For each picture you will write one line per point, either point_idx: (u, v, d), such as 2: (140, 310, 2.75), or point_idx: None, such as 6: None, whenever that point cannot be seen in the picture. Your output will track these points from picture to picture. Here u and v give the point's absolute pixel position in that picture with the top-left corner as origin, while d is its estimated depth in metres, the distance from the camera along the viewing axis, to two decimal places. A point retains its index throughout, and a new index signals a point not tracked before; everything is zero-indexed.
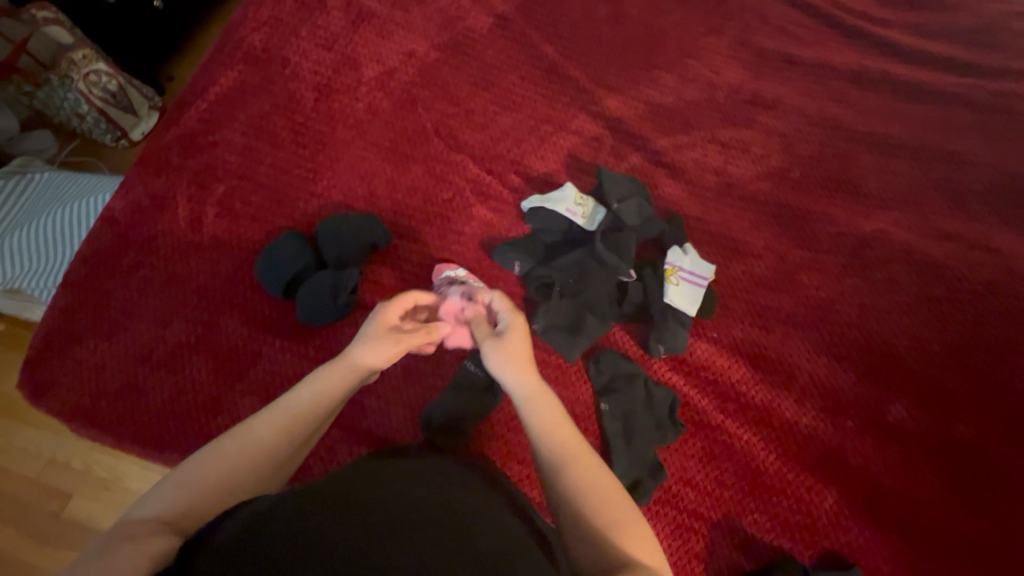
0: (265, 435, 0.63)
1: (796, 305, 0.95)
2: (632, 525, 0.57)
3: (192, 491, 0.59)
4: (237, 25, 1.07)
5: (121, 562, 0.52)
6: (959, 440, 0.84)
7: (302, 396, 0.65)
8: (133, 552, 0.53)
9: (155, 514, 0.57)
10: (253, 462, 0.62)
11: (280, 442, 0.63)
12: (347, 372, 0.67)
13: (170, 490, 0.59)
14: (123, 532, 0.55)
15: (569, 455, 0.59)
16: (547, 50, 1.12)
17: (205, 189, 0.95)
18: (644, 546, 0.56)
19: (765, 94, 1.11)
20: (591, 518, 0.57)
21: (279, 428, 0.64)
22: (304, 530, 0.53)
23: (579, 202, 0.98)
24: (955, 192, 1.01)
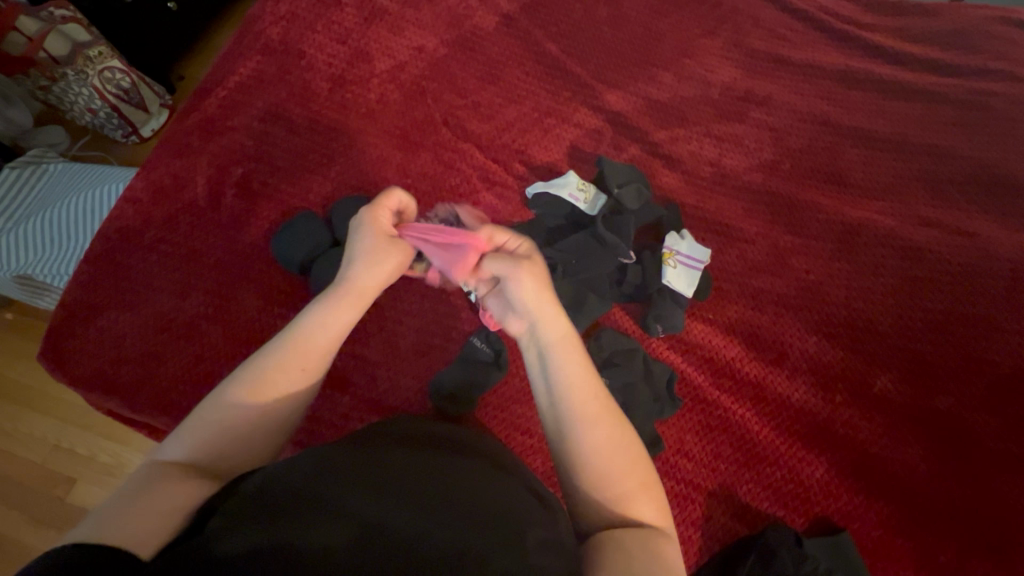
0: (275, 373, 0.65)
1: (785, 285, 0.99)
2: (640, 484, 0.62)
3: (213, 435, 0.62)
4: (256, 19, 1.12)
5: (147, 515, 0.54)
6: (941, 410, 0.89)
7: (311, 333, 0.68)
8: (157, 504, 0.55)
9: (185, 457, 0.60)
10: (266, 406, 0.64)
11: (290, 382, 0.66)
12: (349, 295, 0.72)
13: (192, 436, 0.62)
14: (154, 474, 0.58)
15: (589, 414, 0.63)
16: (551, 48, 1.18)
17: (224, 171, 1.00)
18: (647, 504, 0.62)
19: (757, 91, 1.17)
20: (604, 474, 0.62)
21: (288, 368, 0.65)
22: (333, 498, 0.56)
23: (581, 187, 1.02)
24: (935, 182, 1.07)
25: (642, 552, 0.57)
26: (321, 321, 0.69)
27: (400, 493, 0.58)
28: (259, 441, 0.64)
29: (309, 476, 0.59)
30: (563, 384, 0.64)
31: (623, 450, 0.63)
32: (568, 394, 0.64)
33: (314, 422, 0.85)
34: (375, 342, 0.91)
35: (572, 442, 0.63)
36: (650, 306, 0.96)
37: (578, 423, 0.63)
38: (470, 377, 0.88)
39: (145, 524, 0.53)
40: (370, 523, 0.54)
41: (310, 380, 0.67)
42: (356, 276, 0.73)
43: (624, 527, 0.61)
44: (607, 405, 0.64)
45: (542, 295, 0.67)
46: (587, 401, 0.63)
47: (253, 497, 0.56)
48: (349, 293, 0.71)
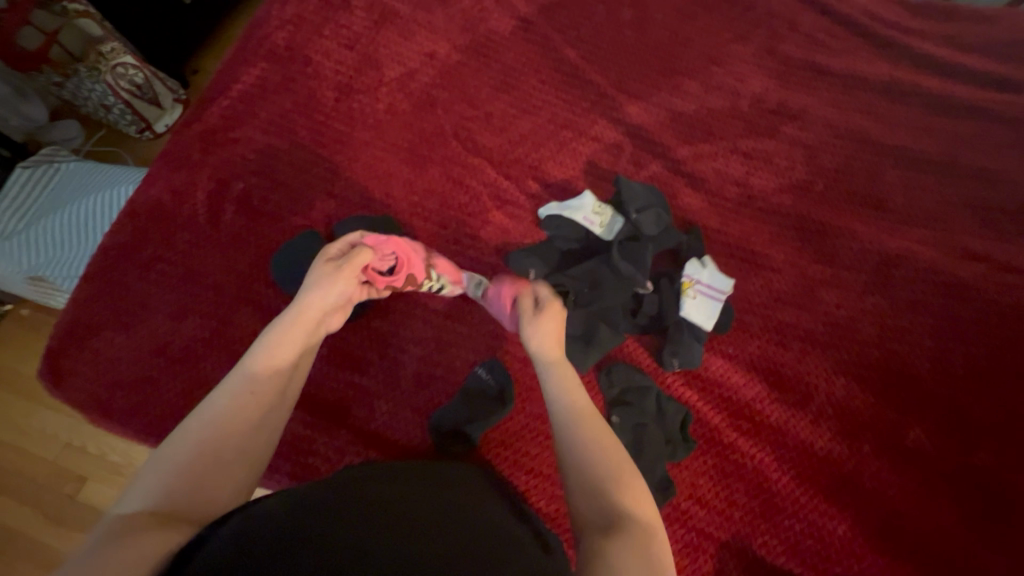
0: (231, 398, 0.62)
1: (814, 321, 0.93)
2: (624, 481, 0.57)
3: (176, 477, 0.55)
4: (262, 22, 1.08)
5: (121, 560, 0.48)
6: (978, 468, 0.82)
7: (259, 352, 0.67)
8: (132, 547, 0.49)
9: (146, 506, 0.53)
10: (229, 425, 0.60)
11: (247, 395, 0.63)
12: (301, 318, 0.71)
13: (151, 484, 0.55)
14: (120, 528, 0.50)
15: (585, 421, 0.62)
16: (569, 55, 1.11)
17: (225, 185, 0.96)
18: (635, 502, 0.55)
19: (791, 104, 1.09)
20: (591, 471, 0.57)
21: (240, 394, 0.62)
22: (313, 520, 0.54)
23: (597, 211, 0.96)
24: (983, 211, 0.98)
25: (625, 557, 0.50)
26: (265, 349, 0.67)
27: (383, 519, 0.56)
28: (229, 473, 0.59)
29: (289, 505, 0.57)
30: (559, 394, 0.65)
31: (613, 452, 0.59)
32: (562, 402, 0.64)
33: (309, 455, 0.82)
34: (375, 370, 0.88)
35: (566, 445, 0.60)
36: (666, 338, 0.90)
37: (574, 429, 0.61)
38: (476, 412, 0.85)
39: (122, 568, 0.47)
40: (345, 544, 0.52)
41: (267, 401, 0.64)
42: (310, 300, 0.73)
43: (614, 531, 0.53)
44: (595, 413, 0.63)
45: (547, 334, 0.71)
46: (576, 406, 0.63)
47: (237, 525, 0.53)
48: (297, 318, 0.71)
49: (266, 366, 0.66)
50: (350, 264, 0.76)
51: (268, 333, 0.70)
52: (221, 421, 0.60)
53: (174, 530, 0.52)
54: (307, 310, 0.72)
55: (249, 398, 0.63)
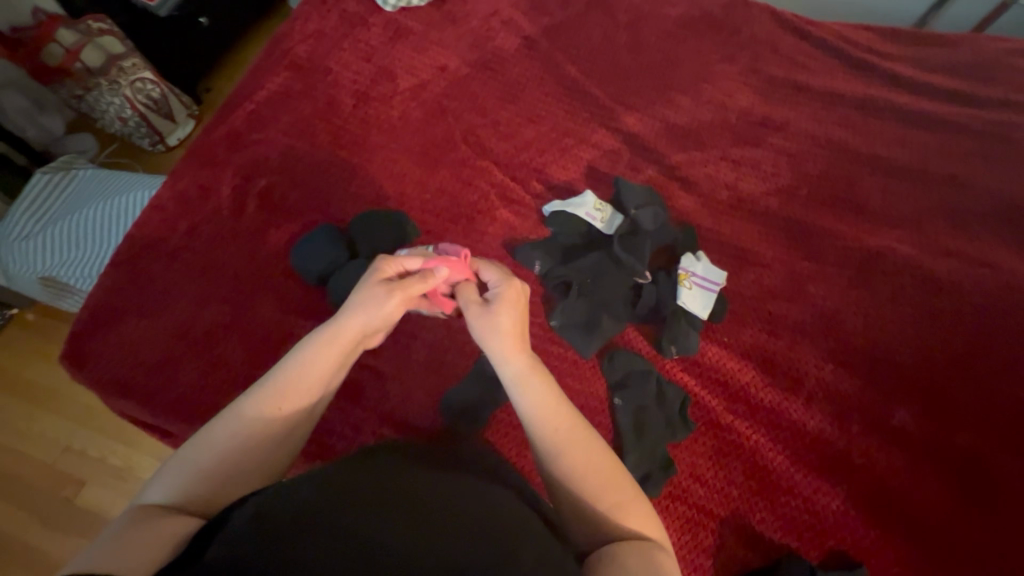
0: (257, 409, 0.65)
1: (802, 312, 0.99)
2: (624, 499, 0.62)
3: (197, 474, 0.62)
4: (285, 36, 1.16)
5: (137, 545, 0.54)
6: (958, 447, 0.87)
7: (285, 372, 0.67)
8: (148, 534, 0.55)
9: (172, 499, 0.60)
10: (253, 432, 0.64)
11: (266, 415, 0.65)
12: (339, 338, 0.70)
13: (180, 476, 0.61)
14: (143, 516, 0.57)
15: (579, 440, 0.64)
16: (570, 70, 1.20)
17: (248, 182, 1.02)
18: (634, 513, 0.62)
19: (775, 117, 1.18)
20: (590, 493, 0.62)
21: (269, 405, 0.65)
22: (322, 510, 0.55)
23: (598, 207, 1.02)
24: (953, 213, 1.06)
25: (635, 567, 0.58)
26: (301, 363, 0.68)
27: (389, 503, 0.56)
28: (244, 473, 0.63)
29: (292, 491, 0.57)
30: (534, 417, 0.64)
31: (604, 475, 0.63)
32: (539, 426, 0.64)
33: (325, 433, 0.85)
34: (389, 354, 0.92)
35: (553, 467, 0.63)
36: (664, 328, 0.95)
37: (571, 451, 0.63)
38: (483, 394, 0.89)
39: (137, 553, 0.54)
40: (355, 537, 0.52)
41: (293, 414, 0.66)
42: (352, 320, 0.70)
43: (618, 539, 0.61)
44: (574, 433, 0.64)
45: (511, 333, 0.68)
46: (556, 431, 0.63)
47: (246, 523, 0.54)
48: (337, 338, 0.70)
49: (293, 382, 0.67)
50: (402, 288, 0.71)
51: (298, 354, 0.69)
52: (245, 430, 0.64)
53: (187, 521, 0.59)
54: (345, 334, 0.70)
55: (270, 412, 0.65)
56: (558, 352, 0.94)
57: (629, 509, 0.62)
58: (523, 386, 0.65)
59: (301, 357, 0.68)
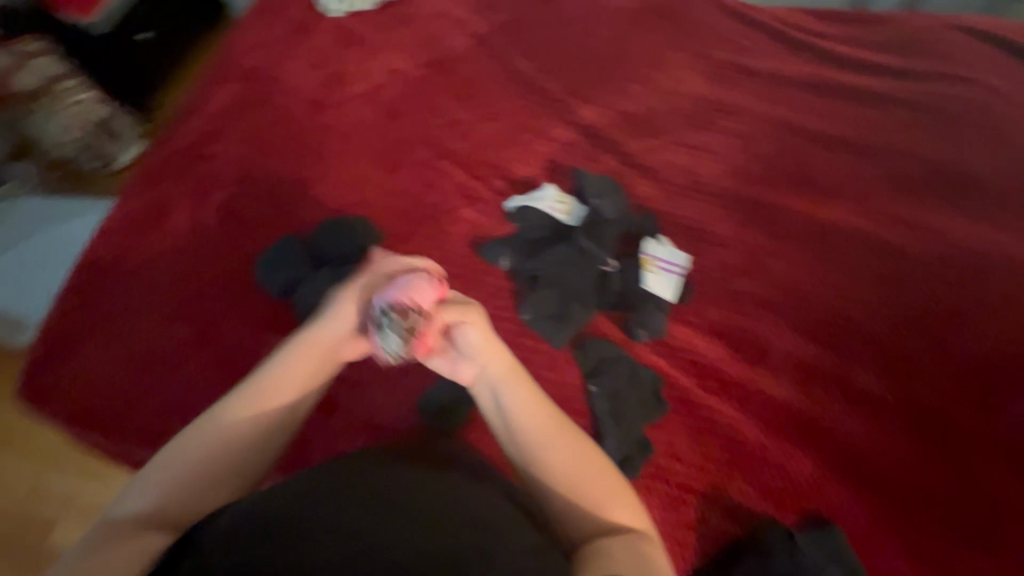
0: (232, 417, 0.61)
1: (763, 286, 1.02)
2: (611, 491, 0.63)
3: (171, 483, 0.59)
4: (232, 49, 1.14)
5: (108, 562, 0.53)
6: (913, 401, 0.91)
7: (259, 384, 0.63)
8: (120, 552, 0.54)
9: (140, 512, 0.57)
10: (228, 441, 0.61)
11: (242, 426, 0.62)
12: (310, 343, 0.66)
13: (148, 490, 0.59)
14: (113, 532, 0.55)
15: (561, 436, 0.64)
16: (523, 66, 1.21)
17: (203, 199, 0.99)
18: (615, 504, 0.62)
19: (725, 101, 1.22)
20: (574, 488, 0.62)
21: (241, 411, 0.62)
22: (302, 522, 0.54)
23: (559, 200, 1.05)
24: (897, 181, 1.11)
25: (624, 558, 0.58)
26: (275, 369, 0.64)
27: (368, 511, 0.56)
28: (219, 482, 0.61)
29: (272, 505, 0.56)
30: (516, 414, 0.64)
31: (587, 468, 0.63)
32: (522, 424, 0.63)
33: (303, 446, 0.85)
34: (362, 361, 0.91)
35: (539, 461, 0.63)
36: (633, 313, 0.98)
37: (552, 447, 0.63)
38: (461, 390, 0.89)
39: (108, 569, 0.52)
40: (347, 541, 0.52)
41: (270, 422, 0.63)
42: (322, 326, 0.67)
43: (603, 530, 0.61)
44: (558, 426, 0.64)
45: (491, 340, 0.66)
46: (539, 425, 0.63)
47: (220, 539, 0.53)
48: (307, 347, 0.66)
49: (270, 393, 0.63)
50: (365, 292, 0.68)
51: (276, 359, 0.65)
52: (219, 440, 0.61)
53: (159, 535, 0.56)
54: (315, 342, 0.66)
55: (243, 423, 0.62)
56: (532, 345, 0.95)
57: (614, 499, 0.63)
58: (506, 387, 0.64)
59: (278, 363, 0.64)
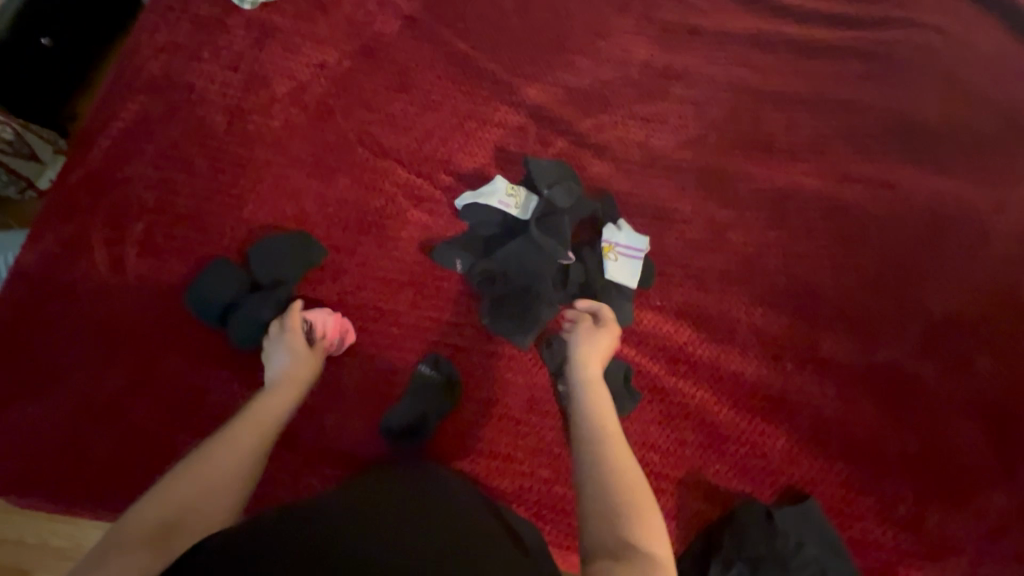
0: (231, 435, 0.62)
1: (727, 261, 1.00)
2: (644, 509, 0.56)
3: (171, 497, 0.55)
4: (133, 53, 1.03)
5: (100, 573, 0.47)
6: (880, 363, 0.90)
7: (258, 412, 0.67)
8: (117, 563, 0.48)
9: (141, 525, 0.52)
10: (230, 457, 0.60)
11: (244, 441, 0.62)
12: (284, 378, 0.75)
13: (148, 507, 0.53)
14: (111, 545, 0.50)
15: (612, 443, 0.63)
16: (460, 46, 1.13)
17: (123, 229, 0.91)
18: (651, 532, 0.54)
19: (675, 66, 1.16)
20: (605, 493, 0.57)
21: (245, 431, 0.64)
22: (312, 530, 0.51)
23: (510, 193, 0.98)
24: (855, 137, 1.08)
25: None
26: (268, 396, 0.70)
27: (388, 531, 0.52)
28: (221, 492, 0.57)
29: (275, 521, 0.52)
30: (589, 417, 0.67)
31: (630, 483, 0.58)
32: (589, 426, 0.65)
33: (264, 485, 0.81)
34: (318, 388, 0.86)
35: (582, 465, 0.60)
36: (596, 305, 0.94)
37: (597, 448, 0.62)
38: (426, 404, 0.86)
39: None
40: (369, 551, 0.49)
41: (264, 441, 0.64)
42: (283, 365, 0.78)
43: (629, 559, 0.51)
44: (619, 443, 0.63)
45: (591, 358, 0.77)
46: (595, 430, 0.64)
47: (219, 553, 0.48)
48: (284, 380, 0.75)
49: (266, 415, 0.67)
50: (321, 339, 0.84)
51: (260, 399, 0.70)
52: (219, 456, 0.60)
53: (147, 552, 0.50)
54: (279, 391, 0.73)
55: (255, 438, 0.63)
56: (495, 349, 0.91)
57: (648, 520, 0.55)
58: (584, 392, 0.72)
59: (269, 393, 0.71)
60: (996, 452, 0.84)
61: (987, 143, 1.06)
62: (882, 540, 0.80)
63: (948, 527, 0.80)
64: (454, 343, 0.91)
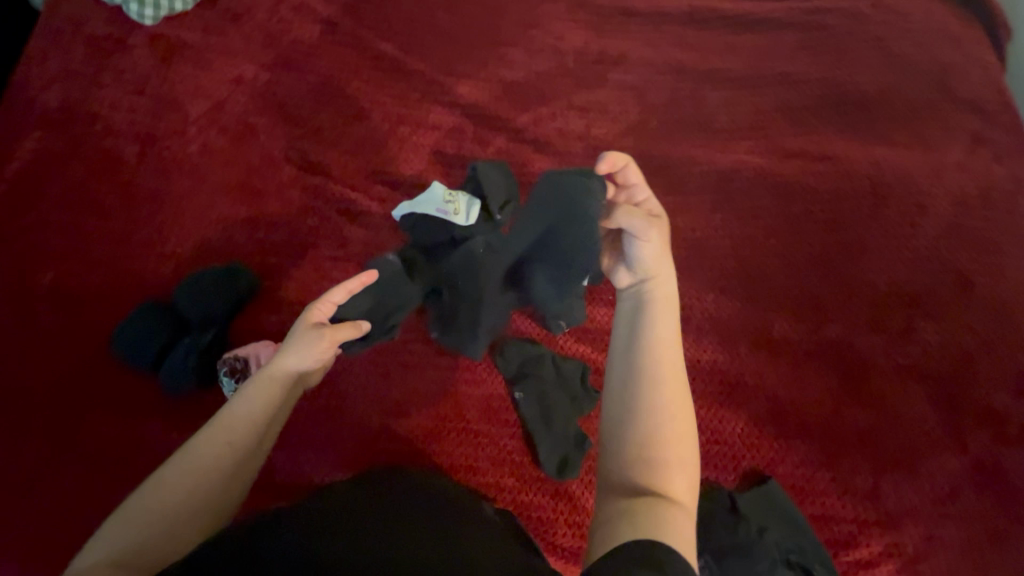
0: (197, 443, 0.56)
1: (676, 249, 0.99)
2: (680, 449, 0.52)
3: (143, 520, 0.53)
4: (26, 85, 0.95)
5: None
6: (829, 338, 0.91)
7: (228, 414, 0.58)
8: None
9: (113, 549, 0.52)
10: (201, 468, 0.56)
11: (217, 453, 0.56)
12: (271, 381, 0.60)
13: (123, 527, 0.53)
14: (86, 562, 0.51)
15: (666, 366, 0.54)
16: (385, 47, 1.08)
17: (32, 278, 0.85)
18: (683, 478, 0.51)
19: (610, 52, 1.13)
20: (645, 426, 0.52)
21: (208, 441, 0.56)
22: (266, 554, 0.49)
23: (449, 199, 0.93)
24: (794, 111, 1.08)
25: (647, 528, 0.47)
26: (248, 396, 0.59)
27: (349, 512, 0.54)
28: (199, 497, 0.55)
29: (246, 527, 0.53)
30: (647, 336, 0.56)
31: (678, 412, 0.53)
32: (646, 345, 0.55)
33: None
34: None
35: (630, 385, 0.54)
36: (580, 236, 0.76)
37: (646, 372, 0.54)
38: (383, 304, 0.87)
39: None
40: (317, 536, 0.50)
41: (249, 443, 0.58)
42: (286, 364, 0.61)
43: (649, 499, 0.49)
44: (677, 371, 0.54)
45: (659, 252, 0.60)
46: (654, 352, 0.55)
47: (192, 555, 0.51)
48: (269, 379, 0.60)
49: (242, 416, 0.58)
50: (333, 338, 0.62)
51: (239, 396, 0.59)
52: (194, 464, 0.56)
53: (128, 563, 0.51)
54: (277, 376, 0.60)
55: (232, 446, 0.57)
56: (446, 364, 0.89)
57: (681, 456, 0.51)
58: (652, 305, 0.58)
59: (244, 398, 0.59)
60: (945, 417, 0.86)
61: (920, 108, 1.06)
62: (842, 514, 0.82)
63: (903, 496, 0.82)
64: (404, 361, 0.88)
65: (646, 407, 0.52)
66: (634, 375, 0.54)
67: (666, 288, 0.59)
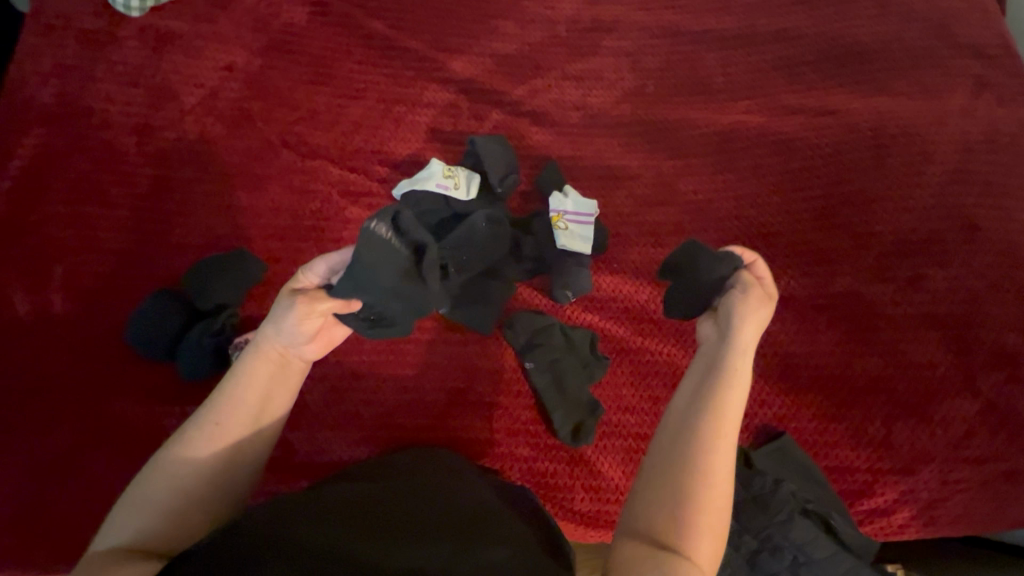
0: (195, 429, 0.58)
1: (679, 213, 0.98)
2: (713, 515, 0.53)
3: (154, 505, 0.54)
4: (18, 83, 0.95)
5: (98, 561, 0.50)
6: (838, 293, 0.91)
7: (227, 400, 0.60)
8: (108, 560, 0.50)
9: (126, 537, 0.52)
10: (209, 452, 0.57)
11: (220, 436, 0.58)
12: (261, 356, 0.63)
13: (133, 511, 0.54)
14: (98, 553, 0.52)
15: (724, 434, 0.57)
16: (375, 26, 1.07)
17: (40, 275, 0.85)
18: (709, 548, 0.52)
19: (602, 18, 1.12)
20: (685, 480, 0.54)
21: (212, 430, 0.58)
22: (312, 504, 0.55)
23: (448, 174, 0.94)
24: (793, 67, 1.06)
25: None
26: (245, 376, 0.62)
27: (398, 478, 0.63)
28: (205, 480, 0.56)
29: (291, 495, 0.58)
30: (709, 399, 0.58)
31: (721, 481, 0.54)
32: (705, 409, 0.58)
33: None
34: None
35: (683, 438, 0.57)
36: (704, 277, 0.71)
37: (700, 430, 0.57)
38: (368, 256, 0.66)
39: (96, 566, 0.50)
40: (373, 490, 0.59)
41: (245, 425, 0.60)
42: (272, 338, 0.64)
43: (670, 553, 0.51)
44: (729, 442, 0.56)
45: (748, 328, 0.63)
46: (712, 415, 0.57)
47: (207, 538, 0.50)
48: (258, 355, 0.63)
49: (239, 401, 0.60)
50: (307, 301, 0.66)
51: (234, 377, 0.61)
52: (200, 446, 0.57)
53: (141, 550, 0.52)
54: (265, 351, 0.64)
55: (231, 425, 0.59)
56: (456, 339, 0.89)
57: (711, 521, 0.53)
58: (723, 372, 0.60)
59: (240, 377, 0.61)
60: (957, 363, 0.86)
61: (921, 56, 1.04)
62: (856, 464, 0.82)
63: (918, 443, 0.83)
64: (414, 338, 0.89)
65: (694, 462, 0.55)
66: (686, 438, 0.56)
67: (743, 362, 0.61)
